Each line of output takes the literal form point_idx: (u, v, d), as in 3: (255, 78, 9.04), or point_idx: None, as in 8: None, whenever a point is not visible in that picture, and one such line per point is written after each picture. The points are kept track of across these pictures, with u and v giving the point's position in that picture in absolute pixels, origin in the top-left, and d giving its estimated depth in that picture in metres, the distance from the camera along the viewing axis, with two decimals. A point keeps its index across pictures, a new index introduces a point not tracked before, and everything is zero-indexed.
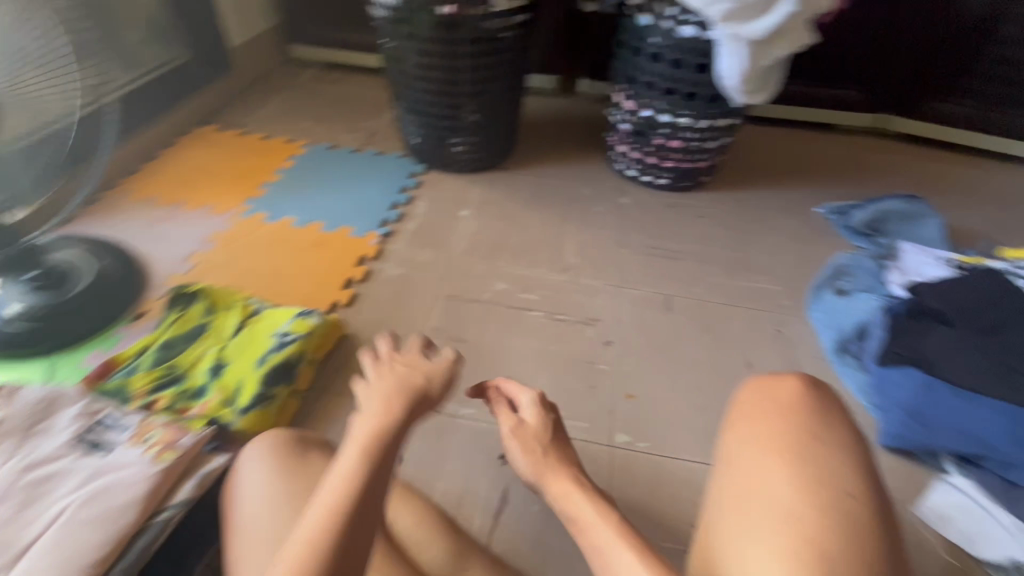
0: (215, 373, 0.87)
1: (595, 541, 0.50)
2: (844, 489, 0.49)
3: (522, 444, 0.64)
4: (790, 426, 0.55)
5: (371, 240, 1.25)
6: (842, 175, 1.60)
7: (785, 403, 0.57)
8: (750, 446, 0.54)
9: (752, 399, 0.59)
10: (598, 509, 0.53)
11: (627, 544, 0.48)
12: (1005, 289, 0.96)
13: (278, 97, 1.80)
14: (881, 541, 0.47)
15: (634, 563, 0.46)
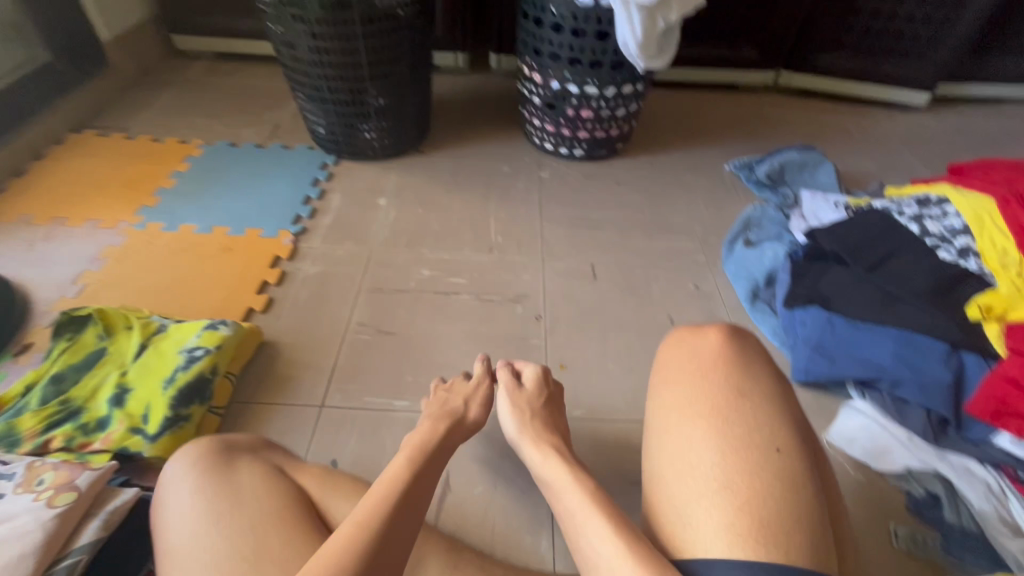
0: (118, 401, 0.80)
1: (567, 506, 0.50)
2: (774, 444, 0.49)
3: (517, 404, 0.73)
4: (714, 388, 0.53)
5: (285, 240, 1.18)
6: (747, 133, 1.68)
7: (706, 359, 0.56)
8: (674, 415, 0.52)
9: (674, 360, 0.58)
10: (574, 477, 0.53)
11: (596, 510, 0.48)
12: (891, 223, 1.02)
13: (165, 96, 1.65)
14: (808, 491, 0.47)
15: (600, 527, 0.46)
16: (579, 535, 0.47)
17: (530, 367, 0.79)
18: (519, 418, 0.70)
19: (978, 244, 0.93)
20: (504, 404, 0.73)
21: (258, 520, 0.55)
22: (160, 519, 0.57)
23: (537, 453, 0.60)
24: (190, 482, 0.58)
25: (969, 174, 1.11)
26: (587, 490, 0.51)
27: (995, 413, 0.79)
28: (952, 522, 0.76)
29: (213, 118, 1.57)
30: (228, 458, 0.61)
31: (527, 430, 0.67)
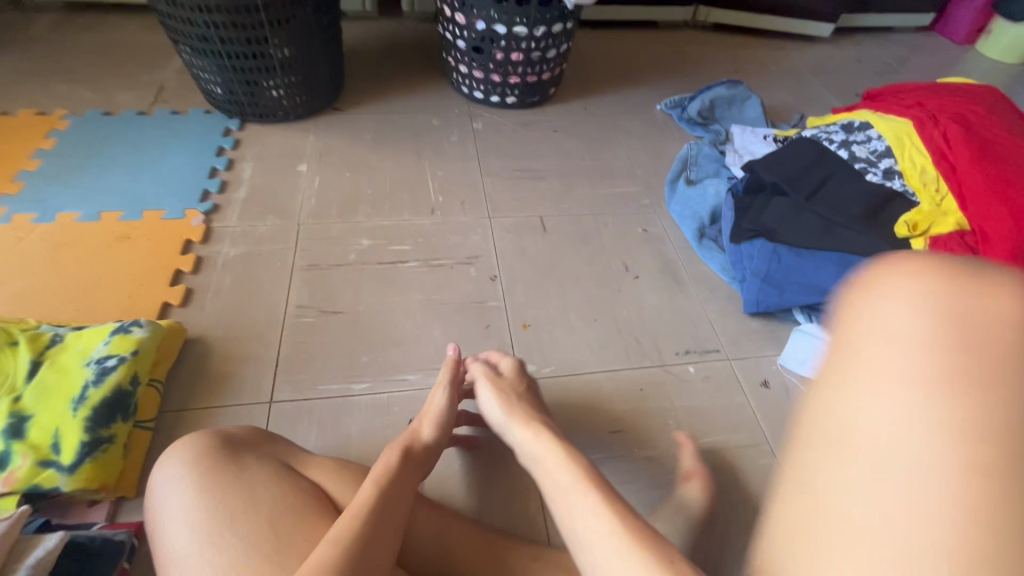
0: (14, 432, 0.66)
1: (561, 484, 0.51)
2: None
3: (496, 388, 0.71)
4: (963, 421, 0.32)
5: (194, 221, 1.03)
6: (674, 71, 1.67)
7: (975, 361, 0.34)
8: (891, 442, 0.33)
9: (915, 337, 0.36)
10: (564, 455, 0.55)
11: (583, 485, 0.50)
12: (822, 150, 1.06)
13: (9, 58, 1.35)
14: None
15: (589, 499, 0.48)
16: (569, 509, 0.49)
17: (507, 359, 0.78)
18: (504, 401, 0.68)
19: (900, 164, 0.98)
20: (486, 392, 0.71)
21: (280, 511, 0.53)
22: (159, 530, 0.53)
23: (527, 432, 0.61)
24: (190, 483, 0.54)
25: (886, 99, 1.16)
26: (579, 465, 0.53)
27: None
28: None
29: (75, 83, 1.31)
30: (237, 455, 0.58)
31: (515, 414, 0.66)
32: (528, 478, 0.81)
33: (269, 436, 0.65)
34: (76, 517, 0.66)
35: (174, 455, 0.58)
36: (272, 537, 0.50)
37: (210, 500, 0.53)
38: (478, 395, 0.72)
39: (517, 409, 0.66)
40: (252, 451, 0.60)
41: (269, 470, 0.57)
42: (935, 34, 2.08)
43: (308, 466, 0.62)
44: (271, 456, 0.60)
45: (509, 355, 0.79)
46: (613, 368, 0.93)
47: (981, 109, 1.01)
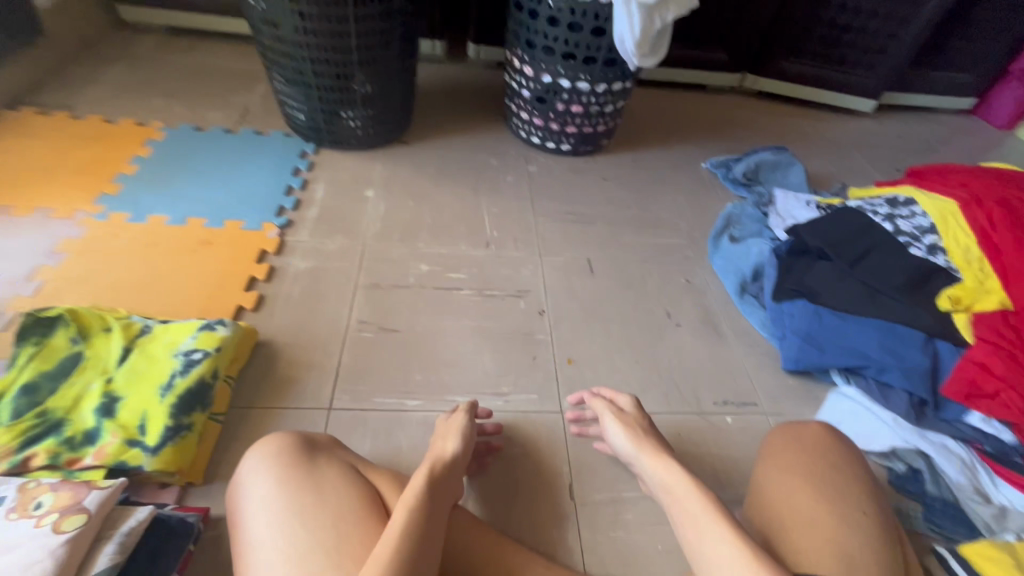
0: (107, 411, 0.72)
1: (694, 510, 0.64)
2: (862, 509, 0.65)
3: (622, 422, 0.81)
4: (819, 489, 0.67)
5: (270, 233, 1.11)
6: (721, 133, 1.75)
7: (804, 434, 0.75)
8: (784, 483, 0.69)
9: (779, 433, 0.79)
10: (694, 487, 0.67)
11: (715, 515, 0.62)
12: (867, 223, 1.10)
13: (116, 73, 1.49)
14: (879, 544, 0.62)
15: (721, 528, 0.61)
16: (699, 534, 0.62)
17: (624, 397, 0.87)
18: (632, 435, 0.78)
19: (944, 242, 1.01)
20: (611, 425, 0.81)
21: (341, 512, 0.56)
22: (241, 514, 0.58)
23: (657, 465, 0.72)
24: (272, 477, 0.59)
25: (932, 179, 1.19)
26: (706, 496, 0.65)
27: (967, 395, 0.87)
28: (934, 495, 0.83)
29: (172, 99, 1.44)
30: (301, 454, 0.62)
31: (643, 445, 0.76)
32: (565, 504, 0.82)
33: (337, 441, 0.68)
34: (150, 496, 0.70)
35: (261, 452, 0.63)
36: (333, 536, 0.54)
37: (287, 494, 0.57)
38: (606, 428, 0.82)
39: (646, 443, 0.76)
40: (318, 448, 0.64)
41: (336, 473, 0.61)
42: (977, 118, 2.13)
43: (374, 473, 0.65)
44: (341, 458, 0.64)
45: (631, 398, 0.85)
46: (654, 411, 0.96)
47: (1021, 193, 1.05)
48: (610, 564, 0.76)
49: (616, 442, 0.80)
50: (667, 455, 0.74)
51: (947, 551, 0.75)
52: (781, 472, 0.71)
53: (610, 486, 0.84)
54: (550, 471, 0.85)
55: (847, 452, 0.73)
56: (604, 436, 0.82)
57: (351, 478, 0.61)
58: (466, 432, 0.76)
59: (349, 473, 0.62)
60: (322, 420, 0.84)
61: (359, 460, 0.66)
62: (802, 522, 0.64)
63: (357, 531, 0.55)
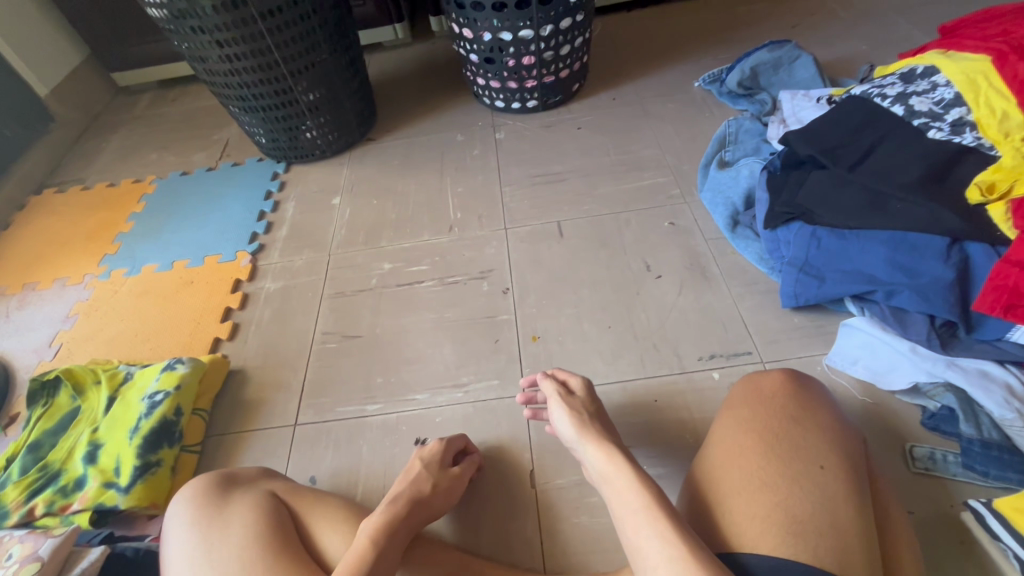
0: (91, 459, 0.80)
1: (631, 504, 0.53)
2: (819, 463, 0.58)
3: (567, 406, 0.69)
4: (775, 445, 0.60)
5: (243, 262, 1.16)
6: (719, 40, 1.52)
7: (763, 390, 0.69)
8: (735, 439, 0.63)
9: (738, 391, 0.71)
10: (636, 478, 0.55)
11: (653, 511, 0.51)
12: (871, 111, 0.90)
13: (116, 137, 1.62)
14: (849, 504, 0.55)
15: (657, 526, 0.49)
16: (637, 536, 0.50)
17: (578, 376, 0.75)
18: (577, 421, 0.66)
19: (975, 113, 0.80)
20: (557, 411, 0.69)
21: (254, 538, 0.58)
22: (164, 554, 0.60)
23: (600, 454, 0.61)
24: (185, 520, 0.62)
25: (964, 33, 0.93)
26: (647, 489, 0.53)
27: (1005, 308, 0.67)
28: (971, 435, 0.67)
29: (163, 151, 1.54)
30: (216, 491, 0.65)
31: (588, 432, 0.64)
32: (526, 492, 0.78)
33: (268, 472, 0.71)
34: (134, 530, 0.77)
35: (186, 495, 0.66)
36: (238, 564, 0.56)
37: (200, 532, 0.60)
38: (551, 416, 0.70)
39: (592, 429, 0.65)
40: (233, 484, 0.67)
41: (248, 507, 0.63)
42: None
43: (295, 495, 0.67)
44: (265, 488, 0.67)
45: (582, 378, 0.74)
46: (626, 377, 0.87)
47: None
48: (573, 552, 0.71)
49: (562, 430, 0.68)
50: (613, 441, 0.62)
51: (981, 505, 0.62)
52: (728, 429, 0.65)
53: (575, 469, 0.78)
54: (511, 460, 0.81)
55: (808, 400, 0.66)
56: (550, 423, 0.70)
57: (272, 505, 0.64)
58: (452, 474, 0.73)
59: (260, 496, 0.65)
60: (288, 439, 0.87)
61: (287, 487, 0.68)
62: (755, 481, 0.57)
63: (276, 551, 0.57)
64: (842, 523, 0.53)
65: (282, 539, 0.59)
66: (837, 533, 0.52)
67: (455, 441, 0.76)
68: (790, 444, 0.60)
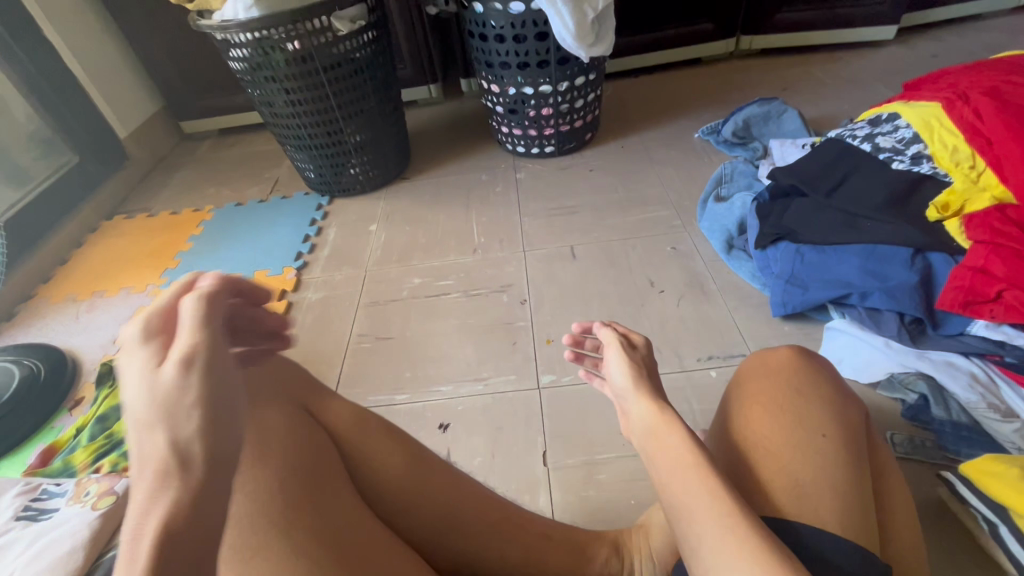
0: None
1: (679, 462, 0.49)
2: (821, 430, 0.58)
3: (629, 361, 0.65)
4: (780, 416, 0.60)
5: (289, 275, 1.30)
6: (716, 101, 1.72)
7: (774, 365, 0.67)
8: (750, 410, 0.62)
9: (750, 365, 0.69)
10: (682, 435, 0.52)
11: (701, 470, 0.48)
12: (845, 149, 1.03)
13: (179, 175, 1.83)
14: (850, 472, 0.55)
15: (706, 480, 0.47)
16: (683, 491, 0.47)
17: (639, 335, 0.71)
18: (634, 376, 0.63)
19: (930, 148, 0.93)
20: (616, 363, 0.66)
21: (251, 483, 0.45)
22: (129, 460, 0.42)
23: (649, 404, 0.59)
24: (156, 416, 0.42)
25: (921, 85, 1.09)
26: (697, 447, 0.50)
27: (965, 304, 0.78)
28: (942, 418, 0.74)
29: (220, 186, 1.74)
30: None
31: (642, 388, 0.62)
32: (539, 470, 0.85)
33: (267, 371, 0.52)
34: None
35: None
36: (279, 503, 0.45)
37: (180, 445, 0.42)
38: (609, 370, 0.67)
39: (647, 385, 0.62)
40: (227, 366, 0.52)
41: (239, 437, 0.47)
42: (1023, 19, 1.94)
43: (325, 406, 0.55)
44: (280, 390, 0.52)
45: (646, 337, 0.69)
46: None
47: (1015, 75, 0.95)
48: (582, 520, 0.78)
49: (614, 380, 0.67)
50: (664, 397, 0.61)
51: (954, 475, 0.68)
52: (744, 403, 0.64)
53: (584, 451, 0.86)
54: (526, 442, 0.89)
55: (822, 377, 0.67)
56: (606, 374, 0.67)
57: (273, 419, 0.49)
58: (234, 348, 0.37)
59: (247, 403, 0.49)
60: None
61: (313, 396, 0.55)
62: (763, 449, 0.58)
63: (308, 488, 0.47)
64: (841, 486, 0.53)
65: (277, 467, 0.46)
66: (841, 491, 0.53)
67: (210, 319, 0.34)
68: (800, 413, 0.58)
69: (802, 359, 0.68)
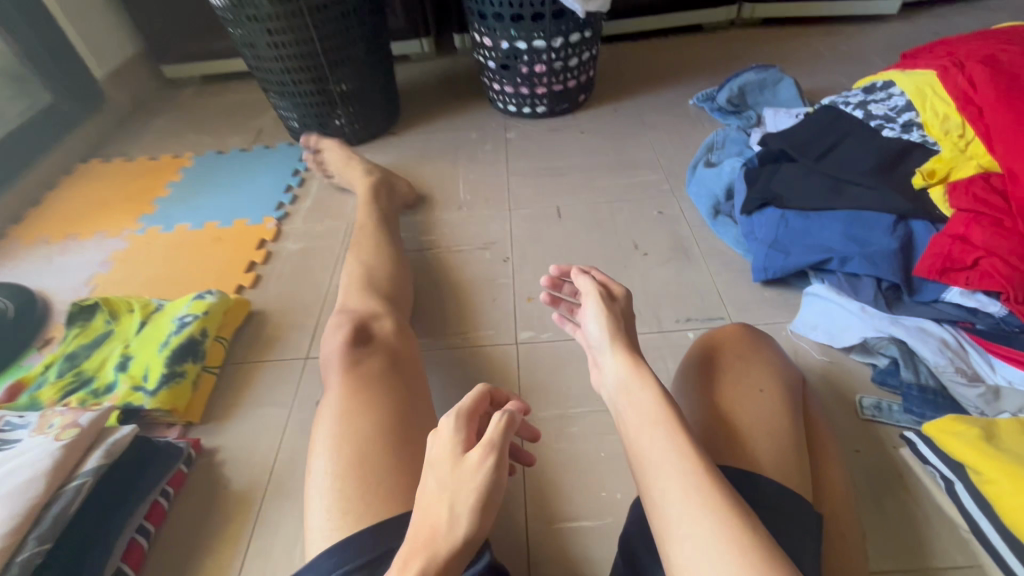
0: (122, 368, 0.89)
1: (651, 419, 0.54)
2: (758, 386, 0.64)
3: (608, 311, 0.68)
4: (727, 380, 0.65)
5: (269, 225, 1.27)
6: (713, 69, 1.68)
7: (721, 339, 0.73)
8: (699, 378, 0.68)
9: (704, 338, 0.75)
10: (655, 393, 0.56)
11: (673, 431, 0.52)
12: (837, 115, 1.02)
13: (158, 121, 1.77)
14: (786, 423, 0.61)
15: (677, 439, 0.52)
16: (652, 449, 0.52)
17: (620, 285, 0.73)
18: (611, 324, 0.66)
19: (922, 116, 0.93)
20: (593, 309, 0.69)
21: (371, 435, 0.61)
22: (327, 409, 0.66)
23: (625, 357, 0.62)
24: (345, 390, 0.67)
25: (917, 55, 1.07)
26: (667, 404, 0.55)
27: (942, 270, 0.78)
28: (910, 381, 0.76)
29: (201, 134, 1.68)
30: (350, 356, 0.71)
31: (618, 339, 0.64)
32: None
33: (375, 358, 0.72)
34: (157, 431, 0.85)
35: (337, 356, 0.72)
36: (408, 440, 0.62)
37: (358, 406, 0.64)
38: (587, 317, 0.69)
39: (622, 336, 0.65)
40: (366, 348, 0.73)
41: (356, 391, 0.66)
42: None
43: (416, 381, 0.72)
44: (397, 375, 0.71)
45: (624, 289, 0.72)
46: None
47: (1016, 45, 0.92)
48: (551, 471, 0.78)
49: (591, 329, 0.68)
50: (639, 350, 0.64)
51: (914, 434, 0.71)
52: (696, 370, 0.70)
53: (559, 404, 0.86)
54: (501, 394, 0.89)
55: (763, 345, 0.72)
56: (583, 319, 0.70)
57: (401, 403, 0.66)
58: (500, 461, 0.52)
59: (381, 381, 0.68)
60: (296, 383, 0.92)
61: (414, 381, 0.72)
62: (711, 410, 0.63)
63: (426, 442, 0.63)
64: (778, 432, 0.59)
65: (387, 438, 0.61)
66: (774, 439, 0.58)
67: (498, 452, 0.48)
68: (739, 373, 0.66)
69: (748, 335, 0.74)
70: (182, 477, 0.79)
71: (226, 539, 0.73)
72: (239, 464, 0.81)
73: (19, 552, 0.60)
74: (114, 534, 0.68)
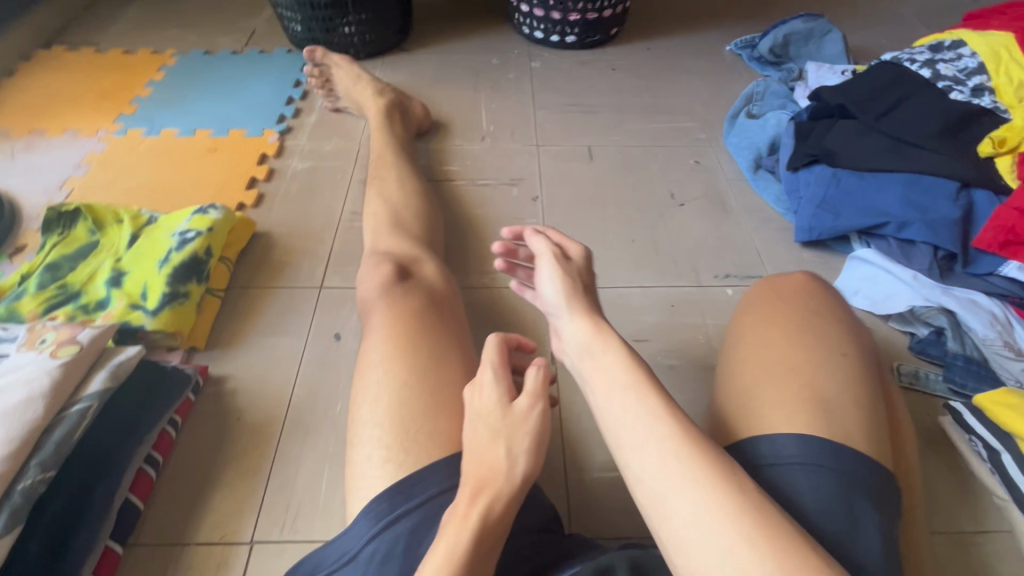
0: (115, 283, 0.79)
1: (618, 381, 0.49)
2: (840, 351, 0.56)
3: (564, 273, 0.60)
4: (801, 338, 0.57)
5: (270, 139, 1.15)
6: (750, 14, 1.58)
7: (785, 291, 0.65)
8: (762, 328, 0.59)
9: (771, 285, 0.66)
10: (621, 355, 0.51)
11: (650, 393, 0.47)
12: (899, 71, 0.96)
13: (132, 10, 1.55)
14: (869, 393, 0.54)
15: (653, 403, 0.46)
16: (622, 414, 0.47)
17: (580, 244, 0.64)
18: (568, 288, 0.58)
19: (994, 81, 0.90)
20: (546, 271, 0.60)
21: (421, 376, 0.56)
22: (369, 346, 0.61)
23: (587, 328, 0.55)
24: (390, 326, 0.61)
25: (985, 16, 1.03)
26: (636, 367, 0.50)
27: (1003, 244, 0.77)
28: (955, 351, 0.75)
29: (184, 29, 1.49)
30: (392, 293, 0.66)
31: (576, 303, 0.57)
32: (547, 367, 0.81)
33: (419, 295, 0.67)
34: (155, 354, 0.77)
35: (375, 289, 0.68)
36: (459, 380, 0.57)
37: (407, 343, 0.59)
38: (540, 280, 0.61)
39: (580, 301, 0.57)
40: (407, 286, 0.67)
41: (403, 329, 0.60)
42: None
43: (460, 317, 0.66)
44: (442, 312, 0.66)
45: (582, 249, 0.63)
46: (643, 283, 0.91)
47: None
48: (587, 420, 0.75)
49: (545, 293, 0.60)
50: (602, 316, 0.56)
51: (960, 404, 0.70)
52: (762, 319, 0.60)
53: None
54: (533, 338, 0.84)
55: (836, 303, 0.64)
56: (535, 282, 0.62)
57: (452, 346, 0.60)
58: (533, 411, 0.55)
59: (428, 315, 0.63)
60: (309, 314, 0.85)
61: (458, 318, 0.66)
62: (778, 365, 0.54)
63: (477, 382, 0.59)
64: (862, 400, 0.52)
65: (438, 380, 0.56)
66: (861, 409, 0.51)
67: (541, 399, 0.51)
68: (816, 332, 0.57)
69: (815, 288, 0.66)
70: (189, 406, 0.72)
71: (239, 471, 0.68)
72: (251, 394, 0.75)
73: (19, 480, 0.55)
74: (120, 463, 0.63)
